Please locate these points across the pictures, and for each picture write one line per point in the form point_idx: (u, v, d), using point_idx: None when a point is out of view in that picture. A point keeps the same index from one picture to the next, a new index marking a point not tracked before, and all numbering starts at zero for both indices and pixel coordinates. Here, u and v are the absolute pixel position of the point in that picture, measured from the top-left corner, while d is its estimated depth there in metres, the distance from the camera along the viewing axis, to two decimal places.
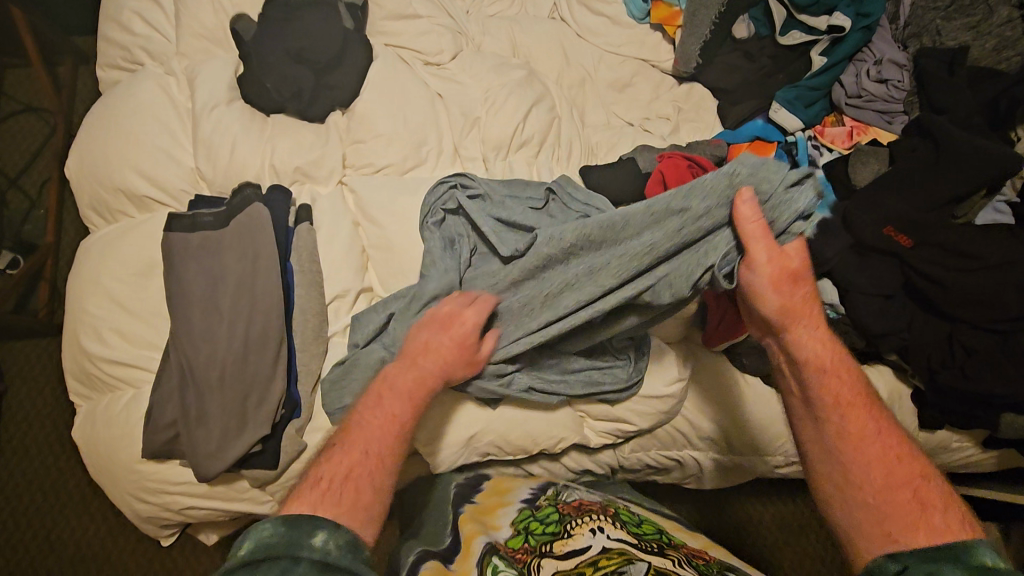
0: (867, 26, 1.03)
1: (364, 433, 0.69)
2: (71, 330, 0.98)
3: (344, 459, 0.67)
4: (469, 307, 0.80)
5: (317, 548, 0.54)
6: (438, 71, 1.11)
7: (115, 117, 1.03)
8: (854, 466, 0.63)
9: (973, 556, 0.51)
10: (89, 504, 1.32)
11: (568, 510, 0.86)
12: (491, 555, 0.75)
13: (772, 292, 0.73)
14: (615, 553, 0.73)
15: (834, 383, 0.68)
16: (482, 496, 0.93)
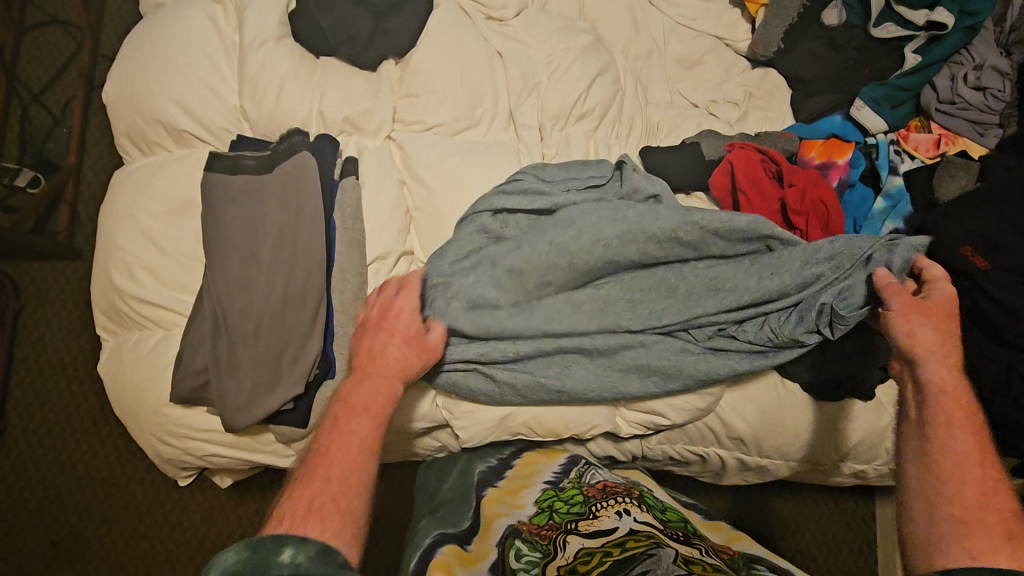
0: (970, 27, 0.97)
1: (330, 453, 0.66)
2: (101, 263, 0.95)
3: (314, 488, 0.62)
4: (399, 297, 0.78)
5: (287, 562, 0.54)
6: (500, 27, 1.04)
7: (157, 42, 0.97)
8: (951, 483, 0.63)
9: None
10: (100, 432, 1.32)
11: (593, 492, 0.83)
12: (513, 537, 0.76)
13: (911, 322, 0.73)
14: (643, 536, 0.70)
15: (951, 402, 0.68)
16: (505, 480, 0.92)
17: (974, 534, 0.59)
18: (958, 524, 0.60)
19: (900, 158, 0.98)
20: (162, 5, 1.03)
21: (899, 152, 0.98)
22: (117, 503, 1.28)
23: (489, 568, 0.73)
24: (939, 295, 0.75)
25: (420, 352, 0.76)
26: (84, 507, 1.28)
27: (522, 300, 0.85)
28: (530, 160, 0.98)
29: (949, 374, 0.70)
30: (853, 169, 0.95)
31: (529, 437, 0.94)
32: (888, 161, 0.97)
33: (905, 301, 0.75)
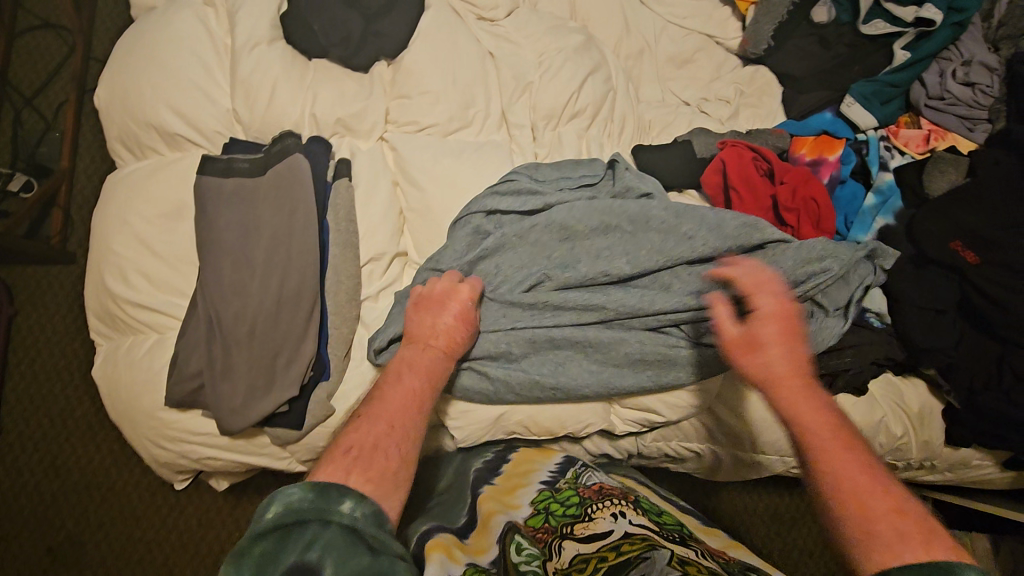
0: (958, 23, 0.97)
1: (392, 403, 0.69)
2: (94, 267, 0.95)
3: (381, 428, 0.65)
4: (464, 283, 0.82)
5: (345, 515, 0.53)
6: (491, 28, 1.04)
7: (149, 45, 0.97)
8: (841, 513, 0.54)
9: None
10: (96, 436, 1.31)
11: (590, 494, 0.83)
12: (512, 532, 0.76)
13: (754, 350, 0.65)
14: (638, 539, 0.69)
15: (805, 416, 0.60)
16: (502, 478, 0.91)
17: (874, 553, 0.50)
18: (863, 557, 0.51)
19: (891, 154, 0.98)
20: (153, 8, 1.03)
21: (890, 148, 0.99)
22: (114, 507, 1.28)
23: (490, 559, 0.73)
24: (768, 304, 0.66)
25: (469, 334, 0.80)
26: (81, 511, 1.27)
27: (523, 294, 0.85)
28: (523, 159, 0.98)
29: (804, 394, 0.61)
30: (844, 165, 0.96)
31: (525, 436, 0.94)
32: (879, 157, 0.98)
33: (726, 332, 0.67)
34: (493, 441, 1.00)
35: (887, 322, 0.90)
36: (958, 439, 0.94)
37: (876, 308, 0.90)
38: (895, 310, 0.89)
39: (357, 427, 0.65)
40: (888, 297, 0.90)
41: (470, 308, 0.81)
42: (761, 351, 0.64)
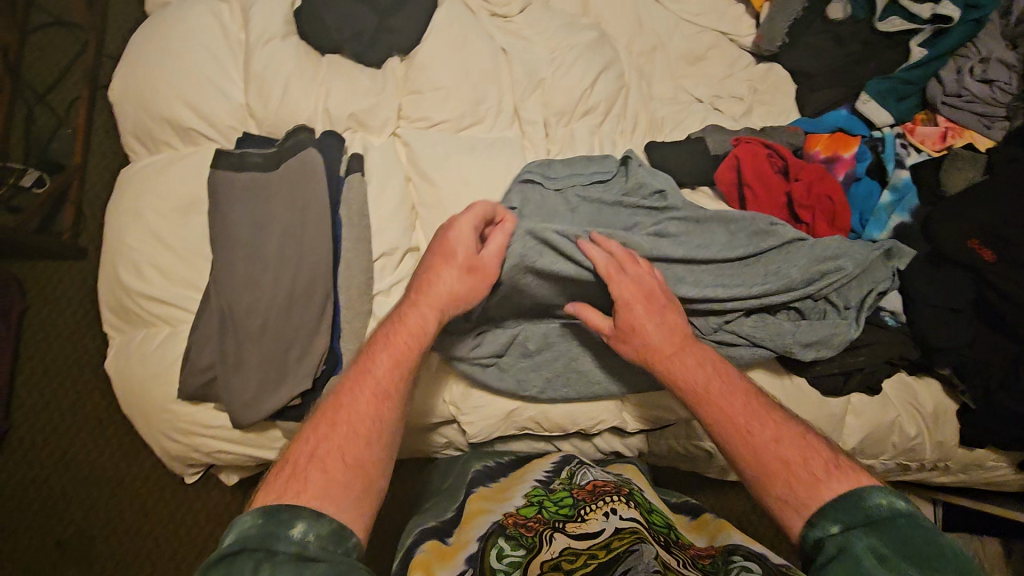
0: (976, 20, 0.96)
1: (353, 393, 0.64)
2: (108, 260, 0.95)
3: (325, 430, 0.61)
4: (464, 215, 0.75)
5: (294, 542, 0.51)
6: (504, 24, 1.04)
7: (163, 40, 0.97)
8: (760, 464, 0.61)
9: (867, 500, 0.55)
10: (105, 431, 1.32)
11: (583, 493, 0.82)
12: (496, 536, 0.75)
13: (639, 333, 0.71)
14: (627, 534, 0.70)
15: (689, 378, 0.68)
16: (499, 483, 0.91)
17: (778, 486, 0.59)
18: (789, 492, 0.58)
19: (907, 151, 0.97)
20: (168, 4, 1.03)
21: (906, 146, 0.98)
22: (123, 501, 1.28)
23: (466, 560, 0.74)
24: (621, 282, 0.74)
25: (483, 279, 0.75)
26: (89, 506, 1.28)
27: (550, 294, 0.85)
28: (535, 155, 0.98)
29: (679, 361, 0.69)
30: (859, 163, 0.95)
31: (536, 432, 0.94)
32: (895, 154, 0.97)
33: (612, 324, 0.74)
34: (503, 437, 1.01)
35: (901, 320, 0.89)
36: (972, 440, 0.93)
37: (892, 307, 0.89)
38: (910, 308, 0.88)
39: (309, 428, 0.61)
40: (904, 296, 0.89)
41: (477, 253, 0.75)
42: (637, 329, 0.72)
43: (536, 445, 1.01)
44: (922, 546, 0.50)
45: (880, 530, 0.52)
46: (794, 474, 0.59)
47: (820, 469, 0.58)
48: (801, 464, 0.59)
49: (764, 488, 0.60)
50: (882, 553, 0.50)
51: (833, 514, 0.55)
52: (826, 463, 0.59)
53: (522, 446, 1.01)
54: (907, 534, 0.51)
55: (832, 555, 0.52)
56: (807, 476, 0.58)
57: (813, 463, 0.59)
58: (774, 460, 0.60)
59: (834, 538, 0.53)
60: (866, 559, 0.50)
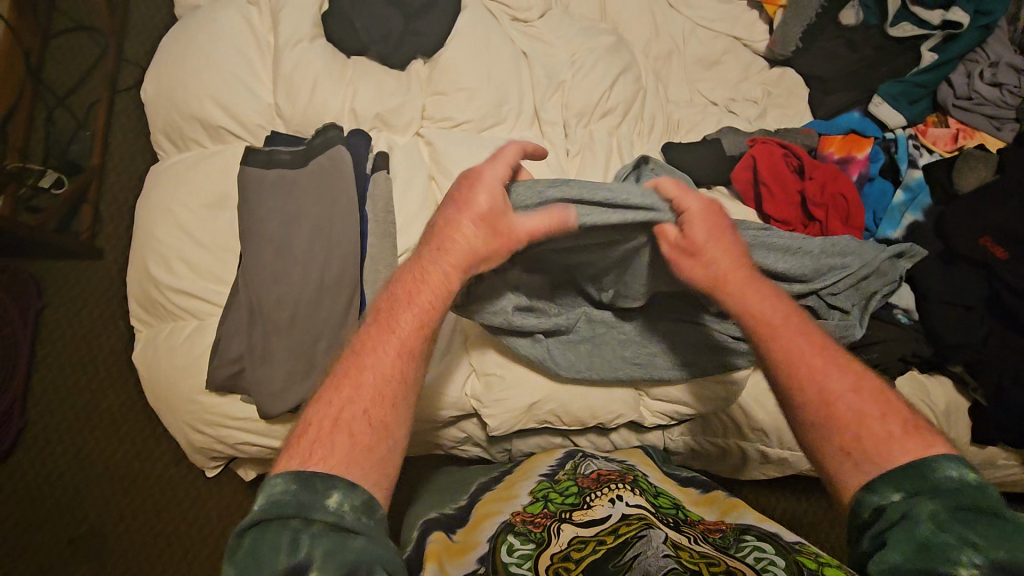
0: (984, 25, 0.99)
1: (375, 351, 0.61)
2: (137, 255, 0.97)
3: (346, 396, 0.58)
4: (489, 163, 0.70)
5: (331, 511, 0.50)
6: (525, 28, 1.07)
7: (195, 41, 1.00)
8: (830, 401, 0.60)
9: (939, 469, 0.51)
10: (122, 428, 1.33)
11: (587, 483, 0.83)
12: (505, 533, 0.74)
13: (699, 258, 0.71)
14: (634, 519, 0.72)
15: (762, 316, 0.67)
16: (504, 483, 0.91)
17: (845, 438, 0.58)
18: (860, 440, 0.57)
19: (919, 152, 1.00)
20: (198, 7, 1.06)
21: (918, 147, 1.00)
22: (140, 497, 1.29)
23: (477, 559, 0.72)
24: (694, 214, 0.71)
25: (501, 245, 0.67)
26: (106, 501, 1.29)
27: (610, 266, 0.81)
28: (555, 155, 1.00)
29: (746, 286, 0.70)
30: (872, 163, 0.98)
31: (555, 426, 0.95)
32: (908, 155, 1.00)
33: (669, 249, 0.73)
34: (521, 433, 1.01)
35: (914, 317, 0.92)
36: (986, 437, 0.94)
37: (905, 304, 0.92)
38: (922, 305, 0.90)
39: (327, 393, 0.59)
40: (915, 292, 0.92)
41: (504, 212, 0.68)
42: (703, 264, 0.71)
43: (553, 439, 1.02)
44: (984, 514, 0.48)
45: (942, 494, 0.50)
46: (869, 429, 0.57)
47: (897, 426, 0.57)
48: (879, 419, 0.58)
49: (829, 437, 0.59)
50: (942, 517, 0.49)
51: (895, 481, 0.53)
52: (906, 423, 0.57)
53: (540, 441, 1.02)
54: (972, 502, 0.49)
55: (896, 520, 0.51)
56: (884, 432, 0.57)
57: (889, 419, 0.58)
58: (849, 410, 0.59)
59: (897, 505, 0.52)
60: (923, 525, 0.49)
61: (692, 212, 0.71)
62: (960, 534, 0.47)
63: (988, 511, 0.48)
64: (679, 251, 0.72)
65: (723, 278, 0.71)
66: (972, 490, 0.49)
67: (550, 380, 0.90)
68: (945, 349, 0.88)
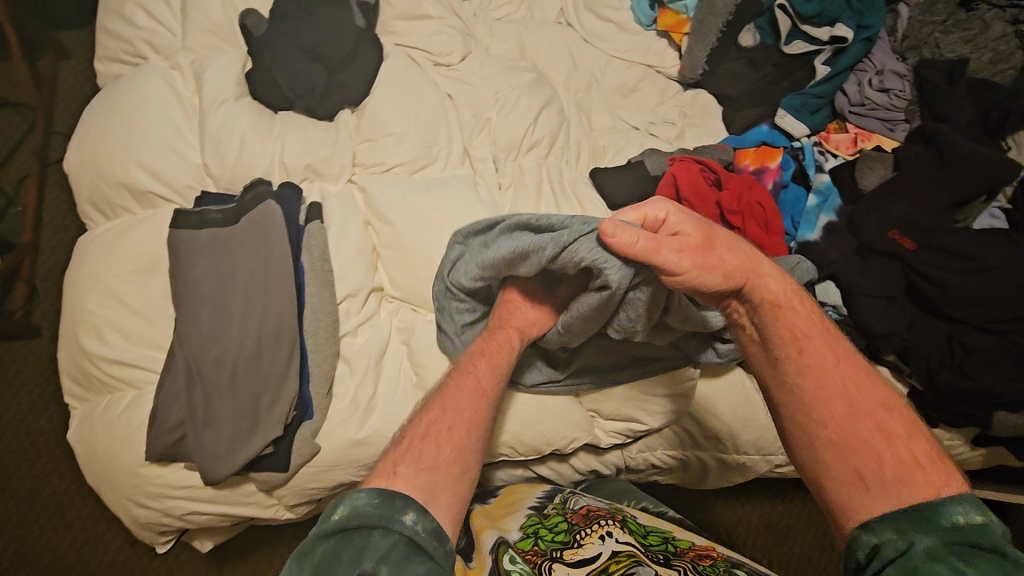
0: (867, 39, 1.08)
1: (452, 389, 0.75)
2: (69, 328, 0.94)
3: (435, 415, 0.72)
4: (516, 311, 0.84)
5: (408, 526, 0.58)
6: (447, 72, 1.10)
7: (118, 109, 1.00)
8: (855, 427, 0.65)
9: (945, 515, 0.57)
10: (67, 513, 1.26)
11: (577, 519, 0.83)
12: (505, 546, 0.77)
13: (715, 263, 0.67)
14: (624, 556, 0.73)
15: (793, 322, 0.70)
16: (491, 502, 0.93)
17: (864, 463, 0.63)
18: (886, 470, 0.62)
19: (824, 157, 1.06)
20: (120, 76, 1.07)
21: (823, 152, 1.07)
22: None
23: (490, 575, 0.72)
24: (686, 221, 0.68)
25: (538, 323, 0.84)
26: None
27: (592, 306, 0.72)
28: (488, 190, 1.02)
29: (767, 283, 0.71)
30: (784, 171, 1.04)
31: (512, 458, 0.95)
32: (814, 161, 1.06)
33: (688, 254, 0.66)
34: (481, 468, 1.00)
35: (842, 312, 0.96)
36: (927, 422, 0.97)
37: (832, 300, 0.96)
38: (848, 301, 0.95)
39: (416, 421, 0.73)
40: (842, 290, 0.96)
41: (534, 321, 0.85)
42: (714, 261, 0.67)
43: (514, 471, 1.01)
44: (981, 551, 0.53)
45: (938, 533, 0.56)
46: (894, 453, 0.63)
47: (922, 452, 0.63)
48: (906, 442, 0.64)
49: (846, 460, 0.64)
50: (938, 552, 0.54)
51: (896, 521, 0.58)
52: (929, 449, 0.64)
53: (500, 475, 1.01)
54: (975, 543, 0.54)
55: (892, 559, 0.56)
56: (908, 456, 0.63)
57: (914, 443, 0.64)
58: (873, 430, 0.65)
59: (894, 541, 0.57)
60: (918, 556, 0.54)
61: (677, 220, 0.68)
62: (952, 565, 0.52)
63: (981, 547, 0.54)
64: (692, 248, 0.66)
65: (749, 273, 0.70)
66: (974, 532, 0.55)
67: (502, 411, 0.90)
68: (875, 339, 0.92)
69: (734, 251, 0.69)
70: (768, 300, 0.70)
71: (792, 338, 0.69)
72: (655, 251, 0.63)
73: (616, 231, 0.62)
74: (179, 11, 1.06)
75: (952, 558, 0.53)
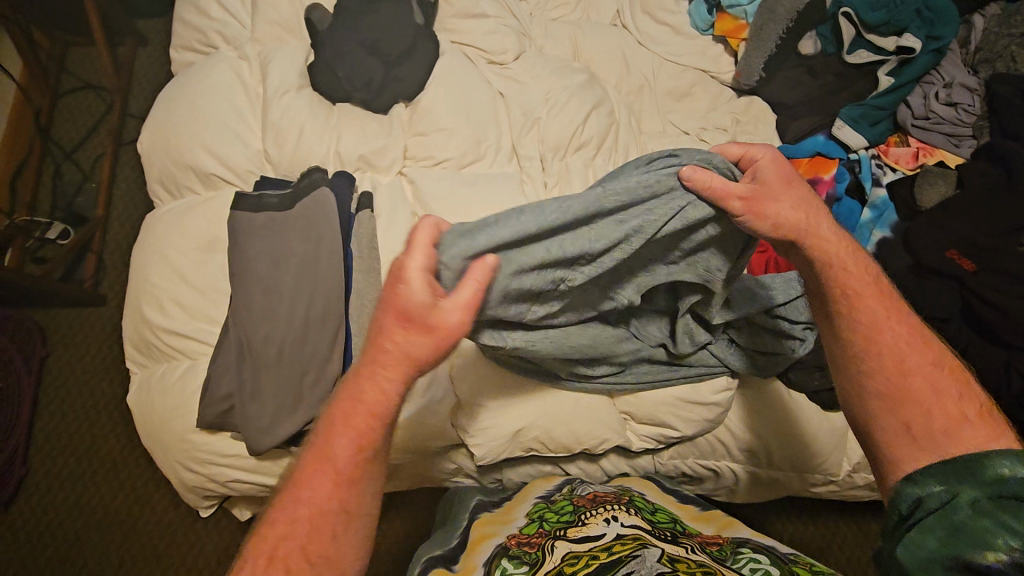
0: (936, 49, 1.04)
1: (311, 481, 0.58)
2: (133, 299, 1.01)
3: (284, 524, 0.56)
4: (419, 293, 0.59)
5: None
6: (501, 70, 1.12)
7: (190, 95, 1.06)
8: (906, 380, 0.64)
9: (991, 468, 0.54)
10: (120, 472, 1.34)
11: (584, 503, 0.83)
12: (500, 556, 0.74)
13: (785, 207, 0.69)
14: (629, 538, 0.71)
15: (848, 284, 0.69)
16: (501, 507, 0.92)
17: (912, 415, 0.62)
18: (932, 421, 0.61)
19: (882, 171, 1.04)
20: (193, 63, 1.13)
21: (881, 166, 1.05)
22: (139, 543, 1.29)
23: None
24: (765, 167, 0.69)
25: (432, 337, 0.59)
26: (103, 548, 1.29)
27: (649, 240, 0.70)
28: (534, 189, 1.04)
29: (830, 241, 0.70)
30: (838, 183, 1.01)
31: (542, 454, 0.96)
32: (871, 174, 1.04)
33: (755, 191, 0.67)
34: (510, 461, 1.01)
35: None
36: None
37: None
38: None
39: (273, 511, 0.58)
40: None
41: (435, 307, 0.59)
42: (774, 209, 0.68)
43: (542, 467, 1.01)
44: None
45: (985, 486, 0.53)
46: (941, 410, 0.62)
47: (973, 410, 0.61)
48: (955, 401, 0.62)
49: (892, 414, 0.64)
50: (981, 506, 0.52)
51: (940, 473, 0.57)
52: (982, 409, 0.62)
53: (529, 470, 1.01)
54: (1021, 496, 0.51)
55: (933, 509, 0.55)
56: (956, 413, 0.61)
57: (964, 401, 0.62)
58: (923, 386, 0.64)
59: (938, 493, 0.55)
60: (963, 509, 0.53)
61: (762, 164, 0.70)
62: (998, 519, 0.50)
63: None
64: (760, 194, 0.68)
65: (811, 229, 0.69)
66: (1021, 486, 0.52)
67: (524, 403, 0.90)
68: None
69: (795, 205, 0.68)
70: (835, 263, 0.69)
71: (850, 293, 0.69)
72: (720, 195, 0.67)
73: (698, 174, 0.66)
74: (251, 4, 1.12)
75: (998, 512, 0.51)
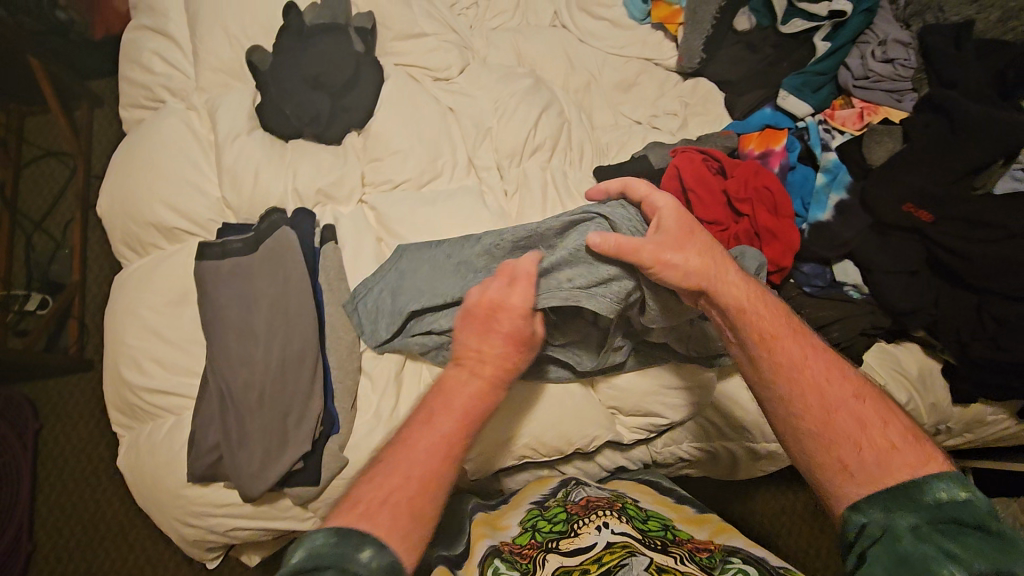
0: (867, 9, 1.05)
1: (423, 432, 0.69)
2: (111, 363, 1.00)
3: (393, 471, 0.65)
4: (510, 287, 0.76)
5: (363, 563, 0.56)
6: (447, 86, 1.13)
7: (142, 153, 1.06)
8: (830, 416, 0.64)
9: (928, 492, 0.58)
10: (128, 534, 1.33)
11: (576, 509, 0.84)
12: (492, 557, 0.76)
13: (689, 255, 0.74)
14: (618, 546, 0.73)
15: (760, 323, 0.71)
16: (489, 513, 0.91)
17: (847, 452, 0.62)
18: (866, 451, 0.62)
19: (831, 135, 1.05)
20: (143, 120, 1.13)
21: (829, 130, 1.06)
22: None
23: None
24: (664, 210, 0.79)
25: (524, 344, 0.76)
26: None
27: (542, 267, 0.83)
28: (495, 198, 1.04)
29: (724, 278, 0.74)
30: (790, 153, 1.03)
31: (534, 459, 0.96)
32: (820, 139, 1.05)
33: (655, 244, 0.75)
34: (507, 470, 1.01)
35: (864, 291, 0.96)
36: (965, 395, 0.96)
37: (853, 281, 0.96)
38: (869, 279, 0.94)
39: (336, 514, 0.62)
40: (860, 267, 0.95)
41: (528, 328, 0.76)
42: (679, 257, 0.74)
43: (540, 472, 1.01)
44: (964, 527, 0.55)
45: (921, 511, 0.57)
46: (870, 440, 0.62)
47: (898, 437, 0.62)
48: (879, 428, 0.63)
49: (829, 451, 0.63)
50: (921, 532, 0.55)
51: (884, 500, 0.59)
52: (905, 434, 0.63)
53: (527, 476, 1.02)
54: (955, 518, 0.55)
55: (877, 536, 0.57)
56: (884, 442, 0.62)
57: (887, 429, 0.63)
58: (850, 419, 0.64)
59: (877, 521, 0.58)
60: (906, 538, 0.55)
61: (663, 209, 0.79)
62: (942, 547, 0.53)
63: (962, 523, 0.55)
64: (665, 245, 0.74)
65: (708, 274, 0.73)
66: (954, 508, 0.56)
67: (521, 412, 0.90)
68: (901, 317, 0.92)
69: (698, 251, 0.74)
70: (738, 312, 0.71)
71: (761, 337, 0.69)
72: (629, 247, 0.74)
73: (595, 236, 0.76)
74: (191, 54, 1.12)
75: (935, 536, 0.54)
